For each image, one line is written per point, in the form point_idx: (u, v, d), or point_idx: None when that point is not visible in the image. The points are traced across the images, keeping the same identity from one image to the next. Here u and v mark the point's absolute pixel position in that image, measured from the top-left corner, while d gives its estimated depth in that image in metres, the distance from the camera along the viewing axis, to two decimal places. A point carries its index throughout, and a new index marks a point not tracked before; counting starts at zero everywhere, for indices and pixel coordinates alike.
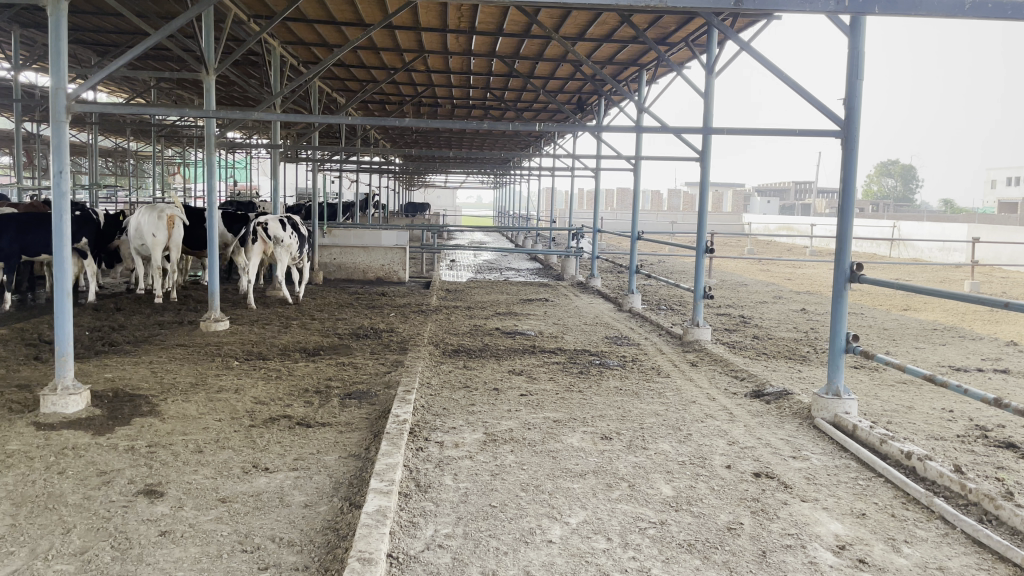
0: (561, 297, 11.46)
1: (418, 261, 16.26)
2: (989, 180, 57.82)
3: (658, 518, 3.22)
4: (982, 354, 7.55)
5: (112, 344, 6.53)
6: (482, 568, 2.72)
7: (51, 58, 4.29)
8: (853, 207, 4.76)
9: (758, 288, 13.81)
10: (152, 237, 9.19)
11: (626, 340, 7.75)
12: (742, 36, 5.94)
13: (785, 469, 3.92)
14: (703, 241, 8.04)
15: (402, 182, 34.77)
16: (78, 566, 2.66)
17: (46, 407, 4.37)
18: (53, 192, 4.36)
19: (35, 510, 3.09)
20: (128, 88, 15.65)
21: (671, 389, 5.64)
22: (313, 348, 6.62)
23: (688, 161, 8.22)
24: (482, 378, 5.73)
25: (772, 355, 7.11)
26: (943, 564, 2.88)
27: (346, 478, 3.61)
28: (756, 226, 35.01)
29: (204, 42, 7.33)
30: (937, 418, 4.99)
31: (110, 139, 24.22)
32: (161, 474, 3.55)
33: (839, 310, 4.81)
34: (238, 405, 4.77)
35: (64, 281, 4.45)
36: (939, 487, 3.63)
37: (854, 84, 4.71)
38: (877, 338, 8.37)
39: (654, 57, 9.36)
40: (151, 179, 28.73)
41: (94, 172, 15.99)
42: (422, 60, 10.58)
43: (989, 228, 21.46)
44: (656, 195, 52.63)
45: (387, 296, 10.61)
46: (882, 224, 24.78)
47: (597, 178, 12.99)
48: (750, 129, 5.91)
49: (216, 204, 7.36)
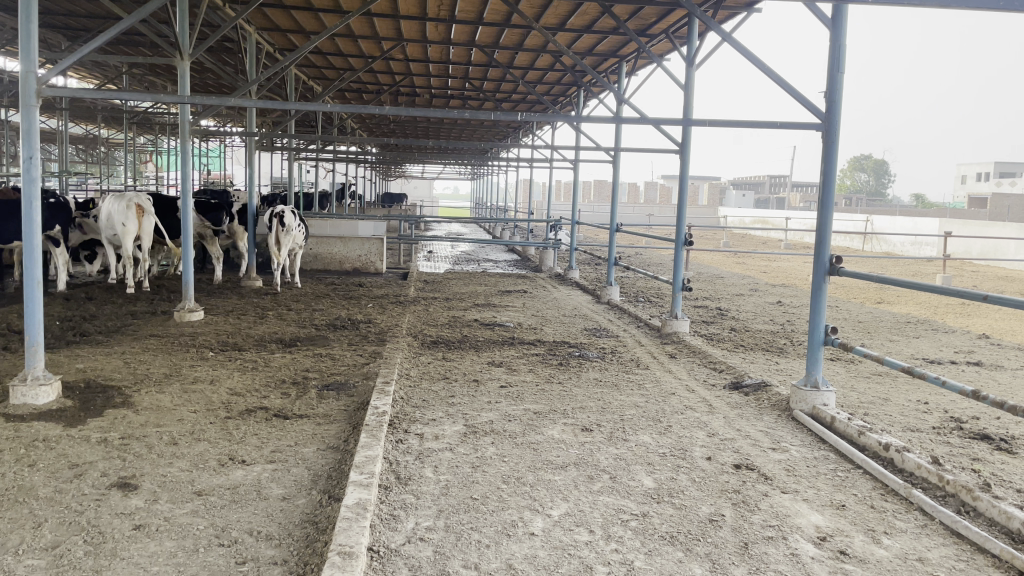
0: (540, 288, 11.42)
1: (395, 252, 16.16)
2: (960, 176, 58.74)
3: (640, 510, 3.21)
4: (955, 347, 7.65)
5: (84, 334, 6.40)
6: (465, 561, 2.69)
7: (21, 40, 4.16)
8: (834, 199, 4.77)
9: (734, 280, 13.90)
10: (122, 226, 9.03)
11: (605, 332, 7.76)
12: (724, 28, 5.94)
13: (765, 461, 3.93)
14: (682, 234, 8.03)
15: (379, 172, 34.58)
16: (50, 561, 2.60)
17: (15, 398, 4.27)
18: (22, 178, 4.23)
19: (5, 503, 3.02)
20: (100, 74, 15.37)
21: (651, 380, 5.66)
22: (290, 339, 6.54)
23: (667, 153, 8.23)
24: (462, 370, 5.70)
25: (749, 347, 7.16)
26: (923, 556, 2.89)
27: (325, 470, 3.56)
28: (731, 219, 35.31)
29: (178, 26, 7.17)
30: (913, 410, 5.05)
31: (81, 126, 23.81)
32: (135, 467, 3.47)
33: (817, 303, 4.83)
34: (214, 396, 4.70)
35: (34, 268, 4.33)
36: (917, 479, 3.66)
37: (835, 77, 4.72)
38: (853, 330, 8.45)
39: (634, 48, 9.37)
40: (123, 168, 28.38)
41: (64, 159, 15.67)
42: (402, 49, 10.49)
43: (960, 222, 21.83)
44: (633, 187, 52.83)
45: (364, 287, 10.54)
46: (856, 218, 25.16)
47: (575, 169, 12.99)
48: (731, 122, 5.93)
49: (191, 192, 7.21)
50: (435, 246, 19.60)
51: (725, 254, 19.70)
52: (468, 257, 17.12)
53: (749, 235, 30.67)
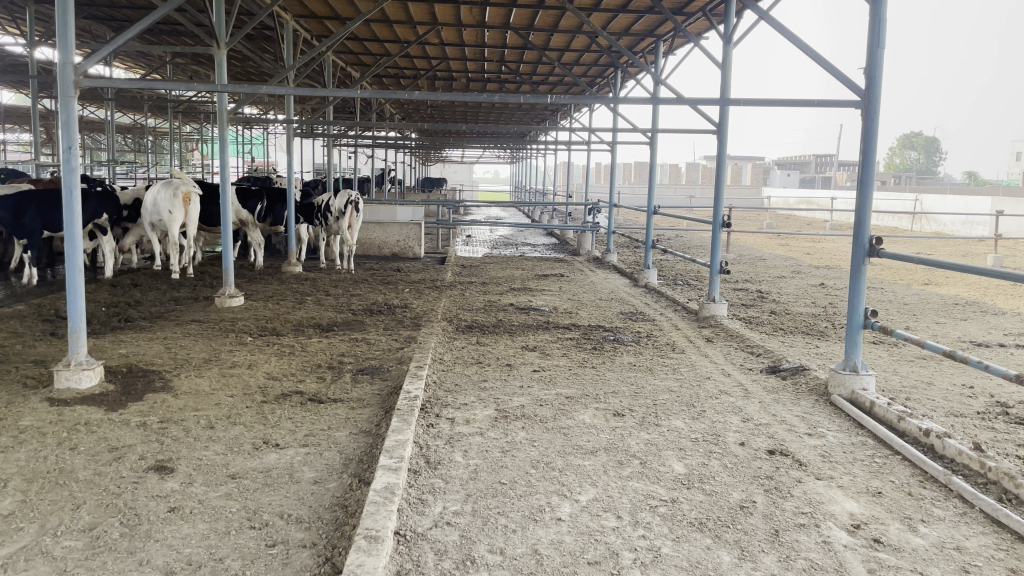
0: (577, 272, 11.39)
1: (434, 237, 16.27)
2: (1014, 153, 56.93)
3: (670, 496, 3.18)
4: (1004, 329, 7.43)
5: (127, 319, 6.57)
6: (490, 546, 2.69)
7: (59, 32, 4.22)
8: (873, 179, 4.62)
9: (776, 262, 13.65)
10: (168, 214, 9.17)
11: (641, 315, 7.71)
12: (760, 6, 5.81)
13: (800, 447, 3.86)
14: (720, 217, 7.89)
15: (418, 156, 34.76)
16: (87, 542, 2.67)
17: (60, 382, 4.39)
18: (61, 168, 4.31)
19: (46, 486, 3.11)
20: (144, 64, 15.74)
21: (686, 364, 5.60)
22: (328, 324, 6.63)
23: (705, 134, 8.10)
24: (496, 354, 5.70)
25: (790, 330, 7.03)
26: (960, 544, 2.82)
27: (356, 454, 3.60)
28: (775, 200, 34.89)
29: (214, 15, 7.23)
30: (957, 394, 4.91)
31: (127, 115, 24.51)
32: (172, 450, 3.56)
33: (857, 286, 4.70)
34: (251, 380, 4.79)
35: (75, 256, 4.44)
36: (958, 465, 3.57)
37: (876, 53, 4.57)
38: (898, 313, 8.27)
39: (671, 27, 9.22)
40: (169, 156, 29.10)
41: (112, 148, 16.03)
42: (436, 33, 10.47)
43: (1013, 200, 21.19)
44: (674, 169, 52.41)
45: (402, 272, 10.59)
46: (904, 197, 24.65)
47: (613, 152, 12.85)
48: (771, 101, 5.82)
49: (229, 179, 7.28)
50: (474, 232, 19.64)
51: (767, 235, 19.40)
52: (506, 240, 17.12)
53: (794, 216, 30.23)
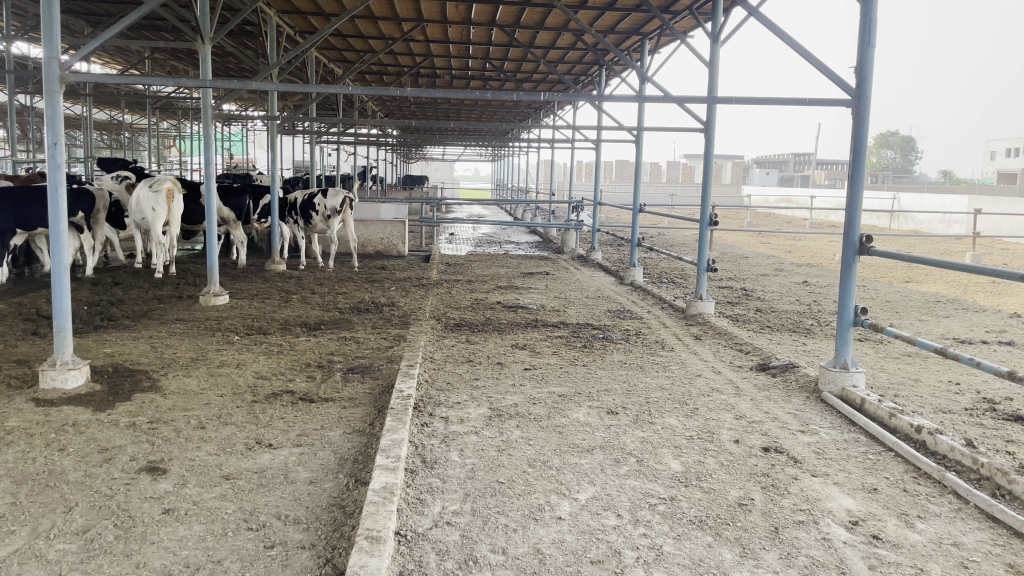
0: (562, 270, 11.38)
1: (416, 235, 16.17)
2: (989, 152, 57.66)
3: (668, 494, 3.18)
4: (986, 326, 7.50)
5: (110, 318, 6.47)
6: (492, 546, 2.68)
7: (44, 27, 4.16)
8: (863, 176, 4.65)
9: (759, 260, 13.72)
10: (151, 211, 9.02)
11: (628, 314, 7.70)
12: (749, 4, 5.83)
13: (794, 444, 3.87)
14: (707, 216, 7.90)
15: (400, 153, 34.56)
16: (81, 545, 2.62)
17: (46, 382, 4.32)
18: (47, 164, 4.23)
19: (36, 489, 3.04)
20: (125, 59, 15.49)
21: (676, 362, 5.60)
22: (315, 323, 6.57)
23: (690, 132, 8.12)
24: (486, 353, 5.67)
25: (777, 328, 7.05)
26: (958, 540, 2.84)
27: (351, 454, 3.57)
28: (755, 198, 35.17)
29: (200, 11, 7.10)
30: (945, 391, 4.95)
31: (103, 110, 24.09)
32: (163, 450, 3.50)
33: (848, 283, 4.73)
34: (239, 379, 4.74)
35: (62, 255, 4.36)
36: (951, 461, 3.59)
37: (865, 53, 4.60)
38: (881, 310, 8.33)
39: (657, 25, 9.26)
40: (146, 153, 28.67)
41: (89, 143, 15.70)
42: (421, 29, 10.40)
43: (990, 198, 21.48)
44: (656, 168, 52.59)
45: (387, 270, 10.53)
46: (884, 196, 24.93)
47: (596, 149, 12.89)
48: (761, 99, 5.85)
49: (214, 177, 7.17)
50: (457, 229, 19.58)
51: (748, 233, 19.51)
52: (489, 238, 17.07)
53: (774, 215, 30.45)
